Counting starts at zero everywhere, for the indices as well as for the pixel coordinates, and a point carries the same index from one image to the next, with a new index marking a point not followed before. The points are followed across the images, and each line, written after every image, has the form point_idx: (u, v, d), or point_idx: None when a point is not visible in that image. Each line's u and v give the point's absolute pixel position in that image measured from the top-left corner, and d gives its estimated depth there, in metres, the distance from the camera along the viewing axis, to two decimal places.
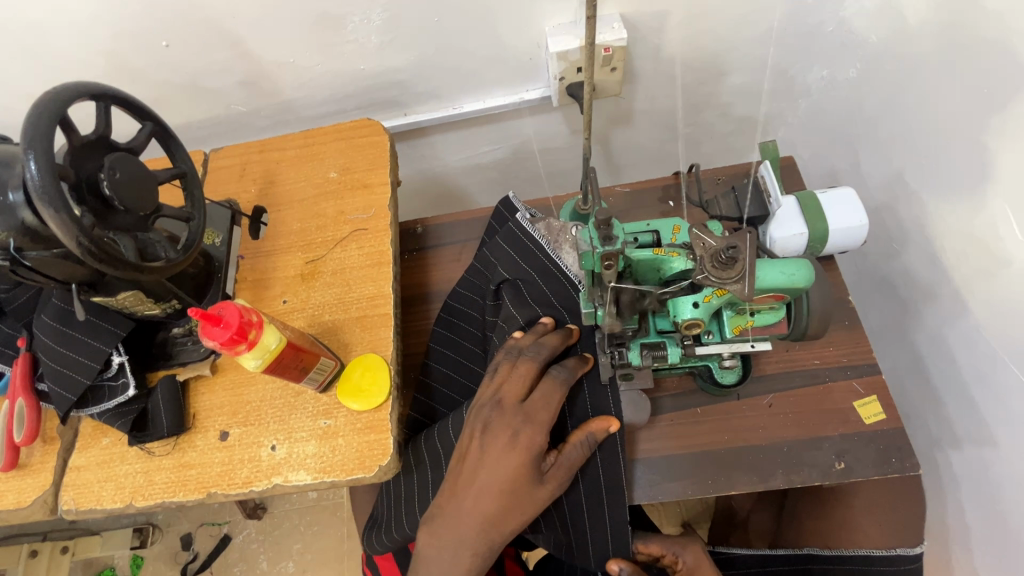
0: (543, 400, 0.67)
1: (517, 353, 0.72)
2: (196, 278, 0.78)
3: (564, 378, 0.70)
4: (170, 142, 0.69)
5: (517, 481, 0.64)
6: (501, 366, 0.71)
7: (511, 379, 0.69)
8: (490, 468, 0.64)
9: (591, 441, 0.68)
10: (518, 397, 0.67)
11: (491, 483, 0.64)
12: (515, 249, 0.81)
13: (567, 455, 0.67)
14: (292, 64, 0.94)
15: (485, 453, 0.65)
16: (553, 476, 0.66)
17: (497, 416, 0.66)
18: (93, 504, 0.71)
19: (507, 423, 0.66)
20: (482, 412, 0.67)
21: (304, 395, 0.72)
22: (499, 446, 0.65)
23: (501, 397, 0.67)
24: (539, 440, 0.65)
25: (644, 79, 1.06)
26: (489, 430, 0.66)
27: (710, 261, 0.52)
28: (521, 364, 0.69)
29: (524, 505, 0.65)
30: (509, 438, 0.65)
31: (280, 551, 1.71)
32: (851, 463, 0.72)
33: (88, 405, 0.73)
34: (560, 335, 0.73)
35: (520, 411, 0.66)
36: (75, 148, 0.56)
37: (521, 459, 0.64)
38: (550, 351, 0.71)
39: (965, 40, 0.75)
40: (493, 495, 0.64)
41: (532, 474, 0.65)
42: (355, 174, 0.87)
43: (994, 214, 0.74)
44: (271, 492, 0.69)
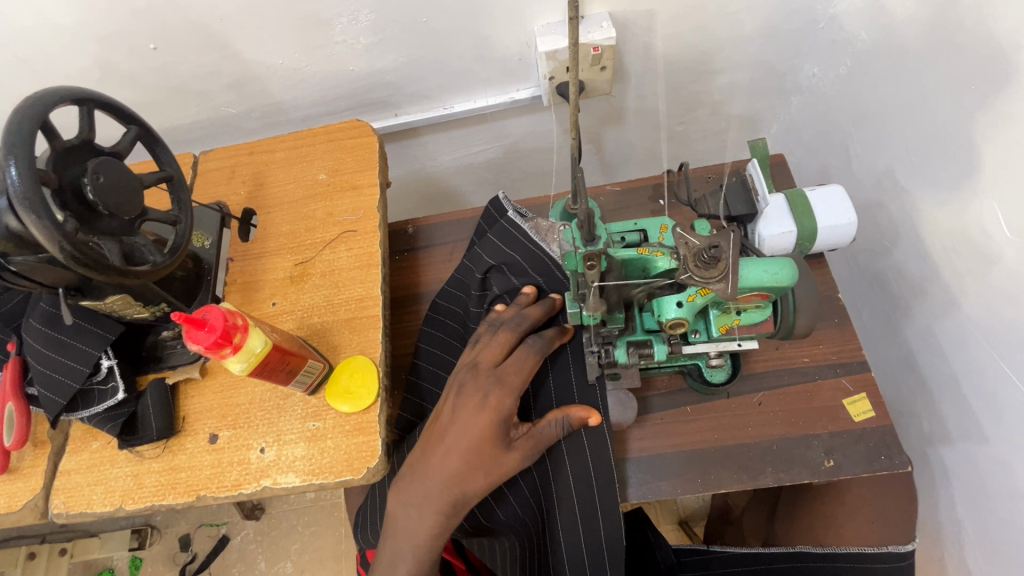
0: (516, 366, 0.69)
1: (498, 324, 0.75)
2: (185, 281, 0.78)
3: (538, 348, 0.71)
4: (157, 146, 0.69)
5: (481, 442, 0.66)
6: (483, 335, 0.74)
7: (488, 345, 0.72)
8: (458, 427, 0.66)
9: (567, 422, 0.69)
10: (492, 363, 0.70)
11: (458, 440, 0.66)
12: (504, 245, 0.85)
13: (540, 429, 0.69)
14: (281, 66, 0.93)
15: (456, 411, 0.68)
16: (520, 445, 0.67)
17: (469, 378, 0.69)
18: (83, 507, 0.72)
19: (478, 386, 0.68)
20: (457, 374, 0.71)
21: (293, 398, 0.72)
22: (468, 406, 0.67)
23: (477, 360, 0.71)
24: (507, 402, 0.67)
25: (635, 78, 1.06)
26: (463, 392, 0.69)
27: (692, 261, 0.52)
28: (500, 333, 0.72)
29: (489, 469, 0.66)
30: (479, 400, 0.67)
31: (279, 551, 1.72)
32: (840, 460, 0.72)
33: (78, 409, 0.73)
34: (542, 308, 0.76)
35: (493, 374, 0.69)
36: (58, 153, 0.56)
37: (488, 421, 0.66)
38: (530, 322, 0.73)
39: (954, 36, 0.75)
40: (457, 454, 0.65)
41: (498, 437, 0.66)
42: (344, 176, 0.86)
43: (983, 210, 0.74)
44: (260, 495, 0.69)
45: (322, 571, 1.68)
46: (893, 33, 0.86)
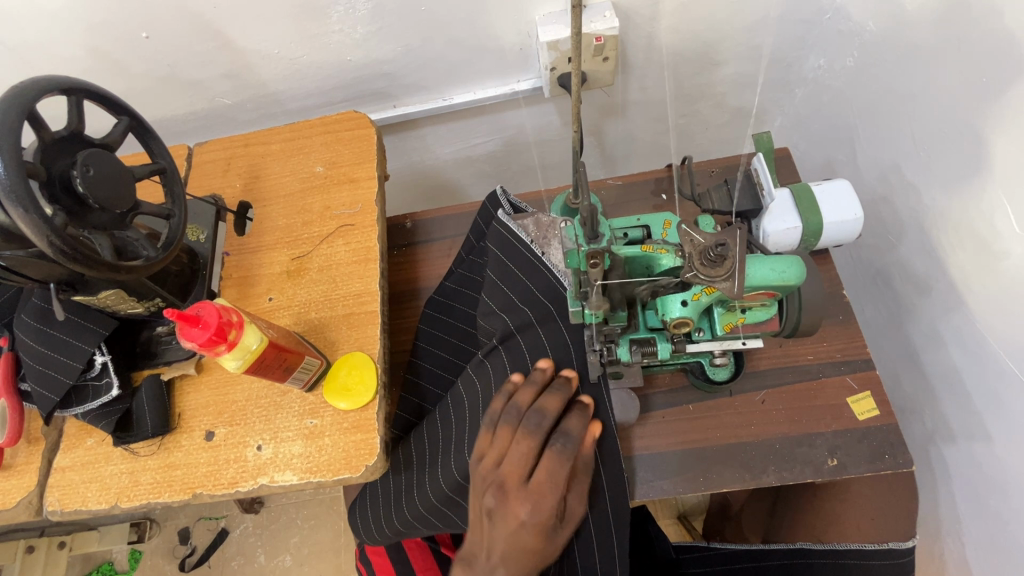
0: (547, 473, 0.63)
1: (516, 417, 0.67)
2: (179, 276, 0.76)
3: (569, 451, 0.65)
4: (148, 137, 0.67)
5: (537, 550, 0.63)
6: (501, 432, 0.67)
7: (510, 456, 0.65)
8: (505, 543, 0.63)
9: (587, 463, 0.67)
10: (520, 478, 0.64)
11: (511, 556, 0.63)
12: (501, 247, 0.78)
13: (573, 490, 0.67)
14: (276, 56, 0.92)
15: (497, 530, 0.63)
16: (567, 523, 0.66)
17: (501, 503, 0.63)
18: (78, 505, 0.71)
19: (514, 509, 0.63)
20: (485, 497, 0.64)
21: (290, 395, 0.71)
22: (509, 528, 0.63)
23: (503, 479, 0.64)
24: (550, 512, 0.63)
25: (637, 69, 1.04)
26: (496, 519, 0.63)
27: (698, 258, 0.50)
28: (520, 441, 0.65)
29: (549, 557, 0.65)
30: (519, 522, 0.63)
31: (278, 545, 1.72)
32: (844, 459, 0.71)
33: (72, 405, 0.72)
34: (560, 396, 0.67)
35: (526, 497, 0.63)
36: (45, 145, 0.54)
37: (536, 534, 0.63)
38: (551, 419, 0.66)
39: (964, 27, 0.73)
40: (514, 565, 0.63)
41: (548, 537, 0.64)
42: (341, 168, 0.85)
43: (992, 206, 0.72)
44: (257, 493, 0.68)
45: (322, 564, 1.69)
46: (901, 23, 0.84)
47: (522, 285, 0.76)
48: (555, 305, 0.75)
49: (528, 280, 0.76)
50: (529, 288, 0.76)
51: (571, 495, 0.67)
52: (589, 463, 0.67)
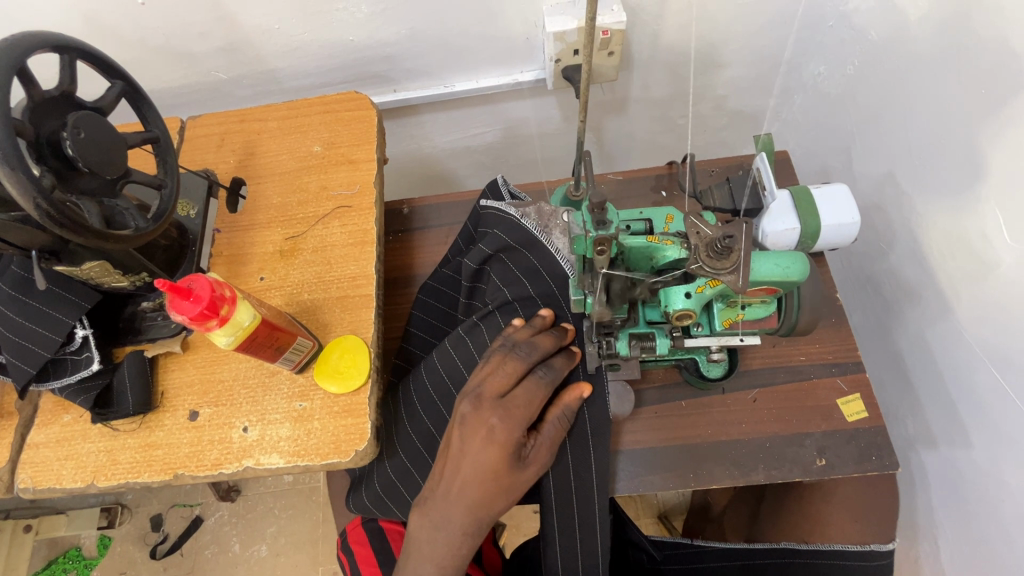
0: (526, 398, 0.64)
1: (509, 346, 0.67)
2: (167, 250, 0.74)
3: (549, 382, 0.65)
4: (142, 104, 0.64)
5: (498, 470, 0.62)
6: (492, 358, 0.67)
7: (494, 374, 0.64)
8: (470, 459, 0.62)
9: (567, 413, 0.67)
10: (498, 394, 0.63)
11: (474, 472, 0.62)
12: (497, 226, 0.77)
13: (545, 433, 0.66)
14: (276, 31, 0.89)
15: (465, 443, 0.62)
16: (534, 458, 0.64)
17: (474, 411, 0.63)
18: (51, 483, 0.68)
19: (483, 417, 0.62)
20: (461, 404, 0.64)
21: (279, 376, 0.69)
22: (477, 439, 0.62)
23: (481, 391, 0.64)
24: (517, 435, 0.62)
25: (641, 66, 1.04)
26: (467, 423, 0.63)
27: (705, 250, 0.50)
28: (508, 360, 0.65)
29: (508, 490, 0.63)
30: (487, 433, 0.62)
31: (254, 534, 1.74)
32: (832, 459, 0.72)
33: (48, 379, 0.70)
34: (555, 338, 0.68)
35: (499, 406, 0.63)
36: (35, 103, 0.52)
37: (501, 452, 0.61)
38: (540, 354, 0.67)
39: (965, 38, 0.74)
40: (474, 486, 0.62)
41: (512, 461, 0.62)
42: (339, 149, 0.83)
43: (985, 216, 0.74)
44: (241, 476, 0.66)
45: (298, 556, 1.71)
46: (903, 32, 0.84)
47: (493, 234, 0.77)
48: (522, 246, 0.76)
49: (502, 233, 0.76)
50: (495, 235, 0.77)
51: (545, 434, 0.66)
52: (567, 414, 0.67)
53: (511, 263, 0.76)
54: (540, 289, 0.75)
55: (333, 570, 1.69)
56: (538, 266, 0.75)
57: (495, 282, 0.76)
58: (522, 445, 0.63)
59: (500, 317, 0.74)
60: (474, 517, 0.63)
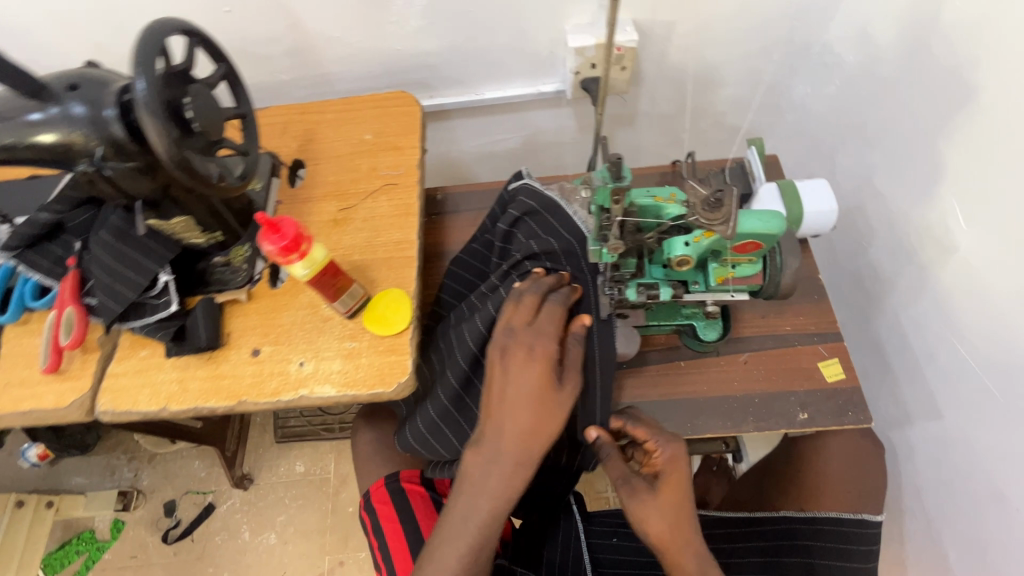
0: (549, 319, 0.70)
1: (517, 296, 0.73)
2: (240, 213, 0.86)
3: (562, 304, 0.73)
4: (237, 85, 0.77)
5: (544, 387, 0.65)
6: (510, 303, 0.73)
7: (518, 308, 0.71)
8: (516, 382, 0.65)
9: (580, 338, 0.71)
10: (527, 323, 0.70)
11: (518, 397, 0.65)
12: (526, 193, 0.87)
13: (570, 354, 0.70)
14: (337, 39, 1.04)
15: (508, 369, 0.67)
16: (569, 380, 0.67)
17: (511, 339, 0.68)
18: (129, 406, 0.78)
19: (522, 341, 0.68)
20: (496, 338, 0.69)
21: (332, 321, 0.80)
22: (518, 360, 0.67)
23: (512, 323, 0.70)
24: (552, 349, 0.67)
25: (648, 83, 1.19)
26: (507, 353, 0.68)
27: (701, 205, 0.61)
28: (525, 295, 0.72)
29: (554, 416, 0.65)
30: (525, 353, 0.67)
31: (263, 522, 1.79)
32: (813, 414, 0.81)
33: (130, 319, 0.82)
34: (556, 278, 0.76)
35: (531, 330, 0.69)
36: (168, 75, 0.65)
37: (543, 367, 0.66)
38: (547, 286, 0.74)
39: (925, 59, 0.88)
40: (523, 411, 0.64)
41: (554, 379, 0.66)
42: (387, 137, 0.96)
43: (945, 208, 0.85)
44: (296, 403, 0.76)
45: (305, 544, 1.76)
46: (876, 57, 0.98)
47: (521, 200, 0.87)
48: (542, 206, 0.85)
49: (526, 199, 0.87)
50: (523, 201, 0.86)
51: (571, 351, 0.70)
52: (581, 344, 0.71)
53: (536, 224, 0.85)
54: (562, 243, 0.81)
55: (339, 559, 1.73)
56: (558, 225, 0.84)
57: (521, 239, 0.84)
58: (557, 366, 0.68)
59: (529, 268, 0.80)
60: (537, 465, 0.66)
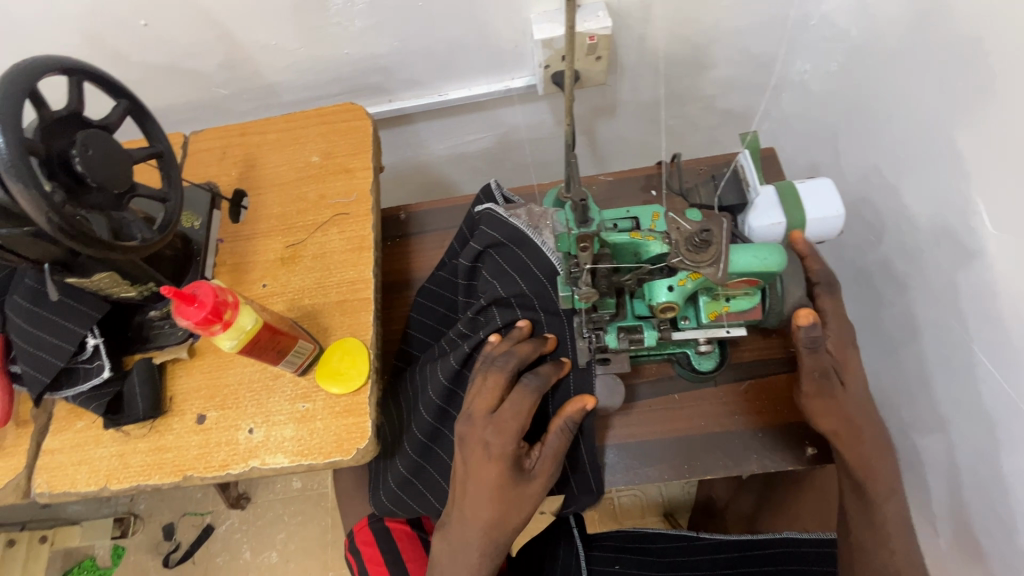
0: (513, 410, 0.66)
1: (488, 362, 0.71)
2: (174, 261, 0.77)
3: (535, 386, 0.68)
4: (146, 121, 0.68)
5: (501, 485, 0.65)
6: (474, 378, 0.70)
7: (479, 393, 0.68)
8: (474, 479, 0.66)
9: (570, 426, 0.68)
10: (487, 411, 0.67)
11: (479, 489, 0.66)
12: (490, 223, 0.81)
13: (550, 445, 0.68)
14: (275, 47, 0.92)
15: (467, 464, 0.67)
16: (539, 470, 0.67)
17: (469, 431, 0.67)
18: (67, 487, 0.70)
19: (479, 437, 0.66)
20: (457, 426, 0.69)
21: (282, 378, 0.72)
22: (477, 457, 0.66)
23: (471, 412, 0.68)
24: (511, 448, 0.65)
25: (629, 69, 1.07)
26: (466, 445, 0.67)
27: (684, 244, 0.54)
28: (489, 376, 0.68)
29: (517, 504, 0.66)
30: (484, 450, 0.66)
31: (263, 541, 1.55)
32: (822, 448, 0.74)
33: (62, 388, 0.72)
34: (533, 346, 0.72)
35: (491, 424, 0.66)
36: (45, 122, 0.56)
37: (499, 466, 0.65)
38: (522, 361, 0.70)
39: (939, 35, 0.76)
40: (485, 505, 0.65)
41: (513, 474, 0.65)
42: (336, 158, 0.86)
43: (967, 205, 0.74)
44: (248, 475, 0.69)
45: None
46: (883, 30, 0.86)
47: (483, 231, 0.81)
48: (502, 237, 0.80)
49: (485, 230, 0.81)
50: (486, 232, 0.81)
51: (550, 446, 0.68)
52: (571, 425, 0.69)
53: (501, 257, 0.80)
54: (530, 283, 0.79)
55: None
56: (527, 258, 0.79)
57: (486, 276, 0.80)
58: (521, 458, 0.66)
59: (495, 312, 0.78)
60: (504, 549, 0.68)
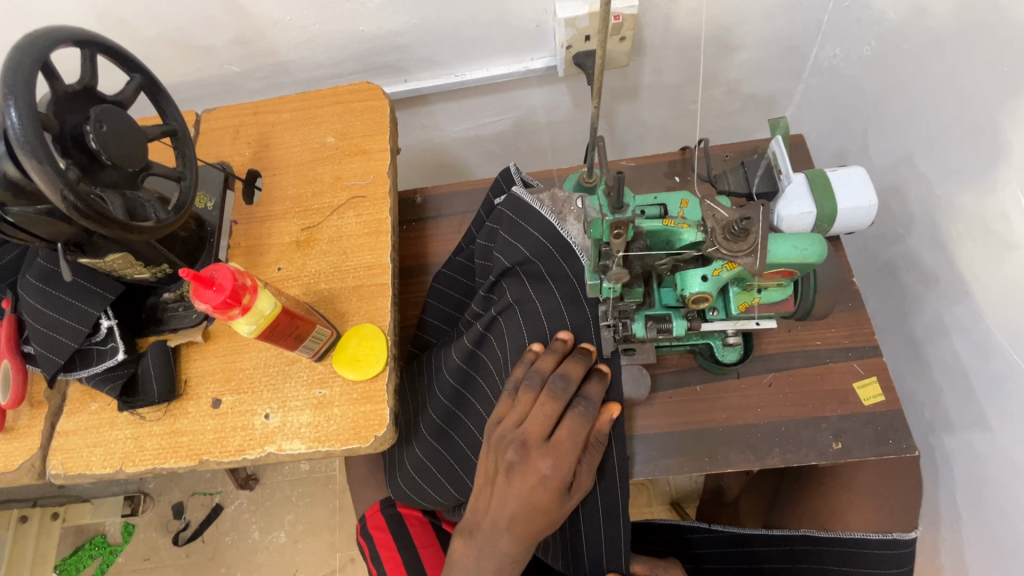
0: (568, 437, 0.66)
1: (539, 382, 0.69)
2: (187, 242, 0.75)
3: (591, 417, 0.67)
4: (160, 97, 0.67)
5: (548, 507, 0.66)
6: (522, 396, 0.69)
7: (531, 417, 0.67)
8: (520, 500, 0.66)
9: (602, 436, 0.69)
10: (541, 437, 0.66)
11: (522, 510, 0.66)
12: (510, 207, 0.79)
13: (586, 461, 0.68)
14: (289, 23, 0.89)
15: (513, 485, 0.66)
16: (580, 488, 0.68)
17: (521, 459, 0.66)
18: (81, 469, 0.70)
19: (533, 467, 0.66)
20: (505, 453, 0.67)
21: (299, 363, 0.71)
22: (528, 483, 0.66)
23: (524, 437, 0.66)
24: (565, 477, 0.66)
25: (653, 50, 1.03)
26: (513, 470, 0.66)
27: (722, 234, 0.52)
28: (544, 401, 0.67)
29: (553, 518, 0.67)
30: (537, 479, 0.66)
31: (272, 521, 1.55)
32: (848, 443, 0.72)
33: (75, 369, 0.71)
34: (582, 364, 0.69)
35: (548, 454, 0.66)
36: (59, 97, 0.54)
37: (553, 495, 0.66)
38: (574, 385, 0.68)
39: (985, 17, 0.72)
40: (524, 521, 0.66)
41: (562, 494, 0.66)
42: (352, 139, 0.84)
43: (1007, 197, 0.71)
44: (264, 461, 0.68)
45: None
46: (922, 11, 0.83)
47: (501, 215, 0.80)
48: (521, 218, 0.78)
49: (506, 211, 0.79)
50: (503, 214, 0.80)
51: (586, 463, 0.69)
52: (603, 437, 0.69)
53: (517, 240, 0.77)
54: (548, 266, 0.76)
55: None
56: (544, 241, 0.77)
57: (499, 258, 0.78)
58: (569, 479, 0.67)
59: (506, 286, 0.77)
60: (518, 539, 0.67)
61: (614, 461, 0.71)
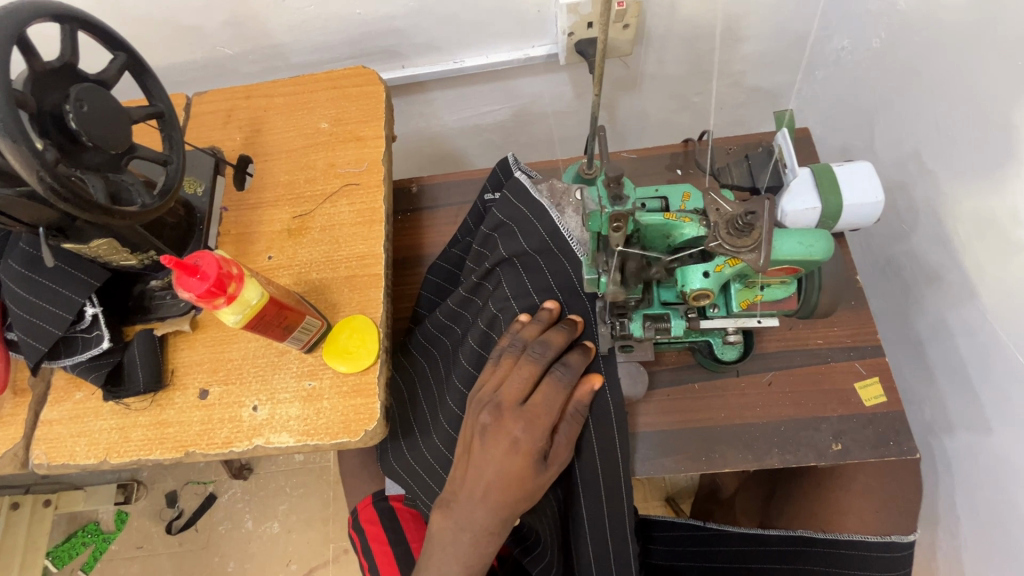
0: (543, 402, 0.65)
1: (520, 347, 0.68)
2: (175, 229, 0.72)
3: (567, 381, 0.66)
4: (146, 77, 0.64)
5: (521, 477, 0.63)
6: (503, 361, 0.68)
7: (510, 380, 0.66)
8: (493, 469, 0.63)
9: (580, 409, 0.67)
10: (517, 401, 0.65)
11: (497, 478, 0.63)
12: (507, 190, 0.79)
13: (562, 433, 0.66)
14: (282, 5, 0.87)
15: (487, 451, 0.64)
16: (556, 457, 0.66)
17: (494, 422, 0.65)
18: (65, 459, 0.68)
19: (506, 429, 0.64)
20: (479, 415, 0.66)
21: (288, 355, 0.69)
22: (500, 449, 0.63)
23: (500, 400, 0.65)
24: (539, 444, 0.63)
25: (657, 39, 1.01)
26: (488, 433, 0.65)
27: (724, 227, 0.54)
28: (523, 364, 0.66)
29: (530, 492, 0.64)
30: (510, 443, 0.63)
31: (266, 511, 1.54)
32: (848, 444, 0.71)
33: (60, 356, 0.69)
34: (564, 332, 0.68)
35: (521, 416, 0.64)
36: (37, 74, 0.51)
37: (526, 459, 0.63)
38: (553, 351, 0.67)
39: (999, 8, 0.70)
40: (497, 489, 0.63)
41: (536, 464, 0.64)
42: (346, 125, 0.82)
43: (1016, 194, 0.69)
44: (252, 453, 0.67)
45: None
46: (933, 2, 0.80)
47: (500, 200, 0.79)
48: (516, 200, 0.78)
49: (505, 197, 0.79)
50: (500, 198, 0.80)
51: (563, 435, 0.67)
52: (581, 410, 0.67)
53: (509, 221, 0.78)
54: (536, 246, 0.76)
55: None
56: (534, 224, 0.76)
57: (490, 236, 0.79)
58: (545, 448, 0.65)
59: (500, 272, 0.76)
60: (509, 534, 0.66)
61: (615, 455, 0.69)
